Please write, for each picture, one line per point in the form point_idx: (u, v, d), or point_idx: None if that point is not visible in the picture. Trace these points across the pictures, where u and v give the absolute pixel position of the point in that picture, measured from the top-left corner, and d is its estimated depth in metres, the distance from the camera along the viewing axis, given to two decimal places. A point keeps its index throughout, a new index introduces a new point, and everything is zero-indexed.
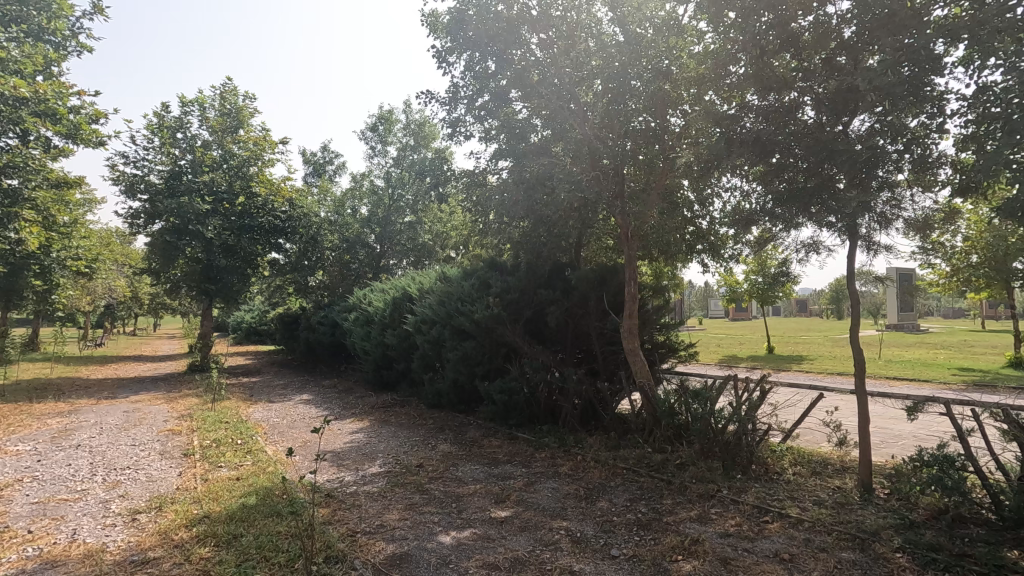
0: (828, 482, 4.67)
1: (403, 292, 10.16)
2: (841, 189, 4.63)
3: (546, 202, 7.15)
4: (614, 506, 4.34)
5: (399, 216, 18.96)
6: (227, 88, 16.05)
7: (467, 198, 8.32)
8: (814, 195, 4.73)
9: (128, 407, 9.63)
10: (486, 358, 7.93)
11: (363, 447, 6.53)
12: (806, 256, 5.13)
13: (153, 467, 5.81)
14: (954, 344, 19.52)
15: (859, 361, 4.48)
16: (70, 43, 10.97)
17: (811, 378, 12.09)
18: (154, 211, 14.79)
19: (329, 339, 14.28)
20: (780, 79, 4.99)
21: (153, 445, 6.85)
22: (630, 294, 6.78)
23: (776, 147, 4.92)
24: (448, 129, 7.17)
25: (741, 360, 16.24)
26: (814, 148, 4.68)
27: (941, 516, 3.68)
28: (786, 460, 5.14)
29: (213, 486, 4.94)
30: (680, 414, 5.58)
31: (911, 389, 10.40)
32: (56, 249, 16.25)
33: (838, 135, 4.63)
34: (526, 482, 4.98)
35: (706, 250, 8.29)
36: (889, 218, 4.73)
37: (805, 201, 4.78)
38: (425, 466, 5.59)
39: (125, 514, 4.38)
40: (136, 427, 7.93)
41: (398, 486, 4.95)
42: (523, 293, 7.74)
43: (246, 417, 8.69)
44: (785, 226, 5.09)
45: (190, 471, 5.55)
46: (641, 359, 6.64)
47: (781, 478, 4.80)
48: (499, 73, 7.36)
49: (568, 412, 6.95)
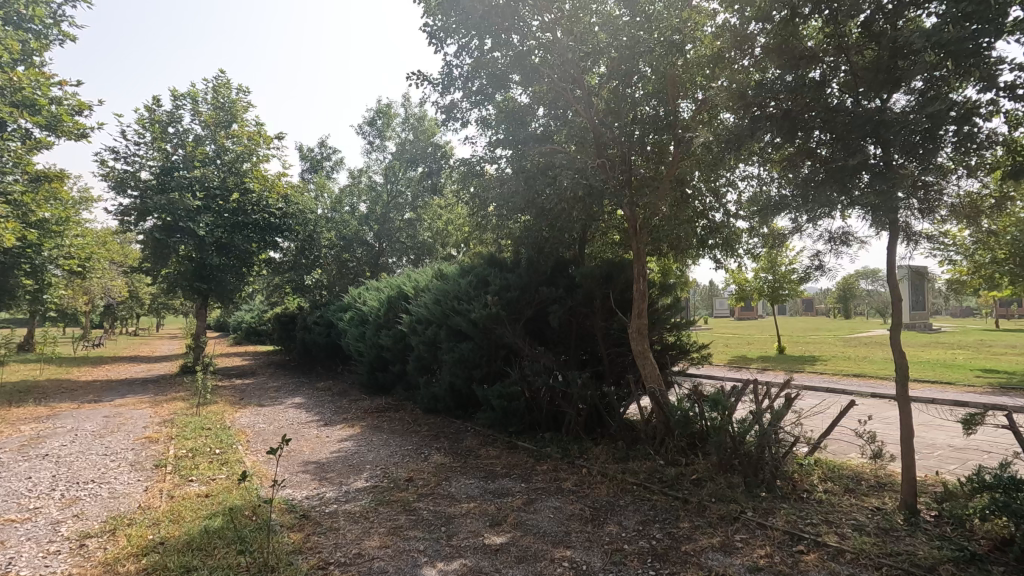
0: (865, 502, 4.16)
1: (398, 290, 9.67)
2: (885, 168, 4.10)
3: (548, 193, 6.63)
4: (624, 531, 3.84)
5: (399, 213, 18.41)
6: (220, 82, 15.64)
7: (464, 190, 7.86)
8: (848, 178, 4.22)
9: (110, 411, 9.20)
10: (484, 361, 7.42)
11: (350, 458, 6.04)
12: (835, 251, 4.59)
13: (119, 480, 5.34)
14: (971, 344, 18.85)
15: (901, 366, 3.95)
16: (51, 31, 10.55)
17: (827, 380, 11.54)
18: (144, 208, 14.31)
19: (325, 340, 13.80)
20: (809, 52, 4.50)
21: (125, 454, 6.38)
22: (639, 291, 6.25)
23: (804, 126, 4.44)
24: (442, 115, 6.69)
25: (751, 361, 15.68)
26: (856, 122, 4.12)
27: (1007, 548, 3.17)
28: (815, 476, 4.62)
29: (177, 504, 4.45)
30: (696, 423, 5.08)
31: (936, 392, 9.84)
32: (46, 248, 15.89)
33: (880, 107, 4.07)
34: (526, 501, 4.47)
35: (719, 245, 7.78)
36: (931, 205, 4.21)
37: (840, 183, 4.27)
38: (416, 480, 5.09)
39: (72, 539, 3.88)
40: (112, 435, 7.46)
41: (383, 504, 4.45)
42: (524, 291, 7.24)
43: (231, 422, 8.22)
44: (813, 215, 4.55)
45: (158, 485, 5.08)
46: (651, 362, 6.12)
47: (812, 497, 4.28)
48: (498, 57, 6.83)
49: (572, 419, 6.43)
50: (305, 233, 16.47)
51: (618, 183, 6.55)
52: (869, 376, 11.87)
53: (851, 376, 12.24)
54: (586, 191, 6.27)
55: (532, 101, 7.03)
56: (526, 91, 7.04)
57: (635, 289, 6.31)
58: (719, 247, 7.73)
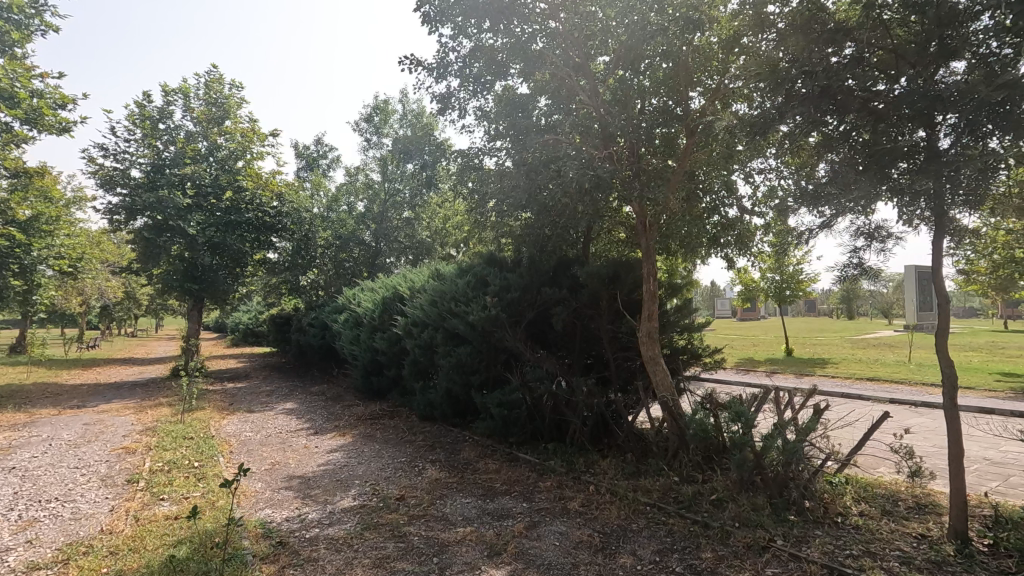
0: (908, 528, 3.74)
1: (394, 291, 9.24)
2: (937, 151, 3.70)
3: (552, 187, 6.22)
4: (639, 563, 3.41)
5: (396, 212, 17.49)
6: (212, 77, 15.30)
7: (462, 184, 7.45)
8: (892, 161, 3.81)
9: (90, 418, 8.75)
10: (483, 365, 6.99)
11: (339, 472, 5.60)
12: (869, 245, 4.15)
13: (85, 498, 4.90)
14: (985, 345, 18.34)
15: (951, 374, 3.52)
16: (34, 21, 10.15)
17: (839, 386, 11.10)
18: (134, 206, 13.87)
19: (319, 343, 13.35)
20: (838, 30, 4.08)
21: (97, 468, 5.93)
22: (649, 292, 5.82)
23: (845, 107, 4.01)
24: (438, 104, 6.24)
25: (759, 364, 15.22)
26: (904, 100, 3.69)
27: None
28: (850, 496, 4.19)
29: (142, 529, 4.00)
30: (714, 436, 4.67)
31: (956, 397, 9.38)
32: (34, 248, 15.45)
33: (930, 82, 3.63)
34: (528, 525, 4.04)
35: (732, 242, 7.30)
36: (984, 197, 3.73)
37: (884, 164, 3.86)
38: (408, 499, 4.66)
39: (17, 571, 3.43)
40: (88, 445, 7.01)
41: (370, 529, 4.02)
42: (525, 292, 6.82)
43: (216, 430, 7.77)
44: (841, 209, 4.14)
45: (125, 505, 4.63)
46: (662, 368, 5.70)
47: (846, 523, 3.86)
48: (498, 47, 6.49)
49: (577, 429, 6.01)
50: (304, 229, 16.21)
51: (629, 174, 6.18)
52: (883, 380, 11.42)
53: (864, 379, 11.80)
54: (594, 183, 5.87)
55: (534, 91, 6.67)
56: (527, 82, 6.72)
57: (645, 290, 5.90)
58: (732, 245, 7.26)
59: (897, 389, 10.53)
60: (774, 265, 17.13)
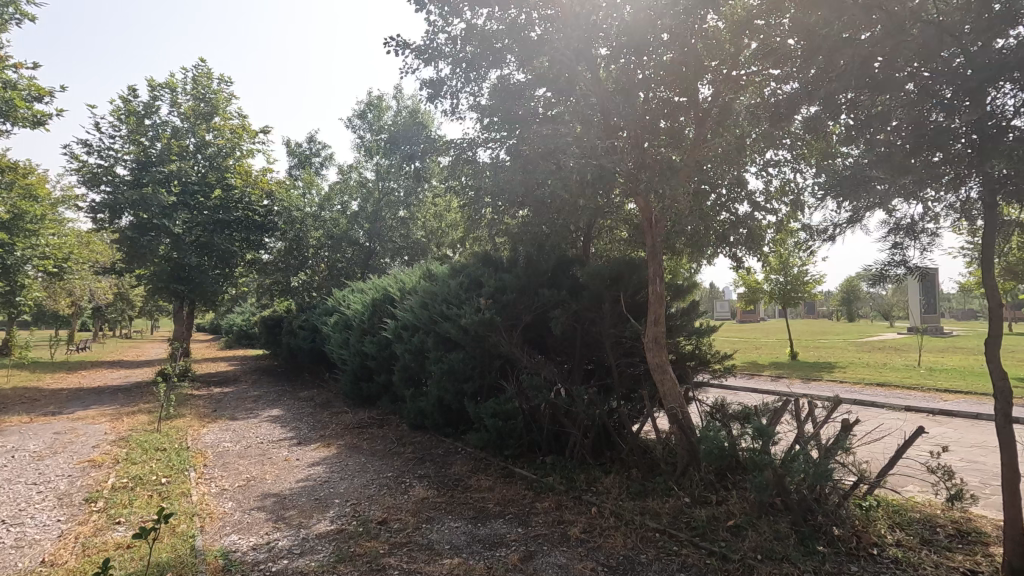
0: (953, 562, 3.32)
1: (384, 292, 8.80)
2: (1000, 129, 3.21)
3: (549, 181, 5.80)
4: None
5: (390, 211, 16.79)
6: (200, 71, 14.98)
7: (454, 178, 7.06)
8: (946, 140, 3.35)
9: (62, 426, 8.26)
10: (476, 372, 6.53)
11: (318, 489, 5.15)
12: (905, 246, 3.75)
13: (35, 520, 4.44)
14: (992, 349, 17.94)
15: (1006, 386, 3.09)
16: (8, 9, 9.70)
17: (849, 391, 10.68)
18: (115, 204, 13.37)
19: (309, 346, 12.89)
20: (865, 4, 3.69)
21: (56, 483, 5.46)
22: (656, 294, 5.40)
23: (886, 86, 3.59)
24: (427, 90, 5.84)
25: (763, 367, 14.79)
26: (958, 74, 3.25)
27: None
28: (883, 523, 3.77)
29: (85, 562, 3.54)
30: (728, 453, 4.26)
31: (974, 405, 8.96)
32: (17, 247, 14.99)
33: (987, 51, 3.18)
34: (523, 556, 3.60)
35: (742, 240, 6.88)
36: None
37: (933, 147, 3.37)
38: (391, 523, 4.21)
39: None
40: (53, 456, 6.54)
41: (344, 560, 3.57)
42: (521, 294, 6.41)
43: (192, 440, 7.31)
44: (872, 202, 3.72)
45: (75, 530, 4.17)
46: (670, 376, 5.25)
47: (884, 556, 3.44)
48: (492, 32, 6.12)
49: (577, 443, 5.57)
50: (297, 229, 16.01)
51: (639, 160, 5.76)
52: (895, 386, 11.00)
53: (873, 384, 11.39)
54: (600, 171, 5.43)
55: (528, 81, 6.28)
56: (522, 71, 6.34)
57: (650, 292, 5.48)
58: (742, 243, 6.84)
59: (909, 395, 10.10)
60: (778, 266, 16.70)
